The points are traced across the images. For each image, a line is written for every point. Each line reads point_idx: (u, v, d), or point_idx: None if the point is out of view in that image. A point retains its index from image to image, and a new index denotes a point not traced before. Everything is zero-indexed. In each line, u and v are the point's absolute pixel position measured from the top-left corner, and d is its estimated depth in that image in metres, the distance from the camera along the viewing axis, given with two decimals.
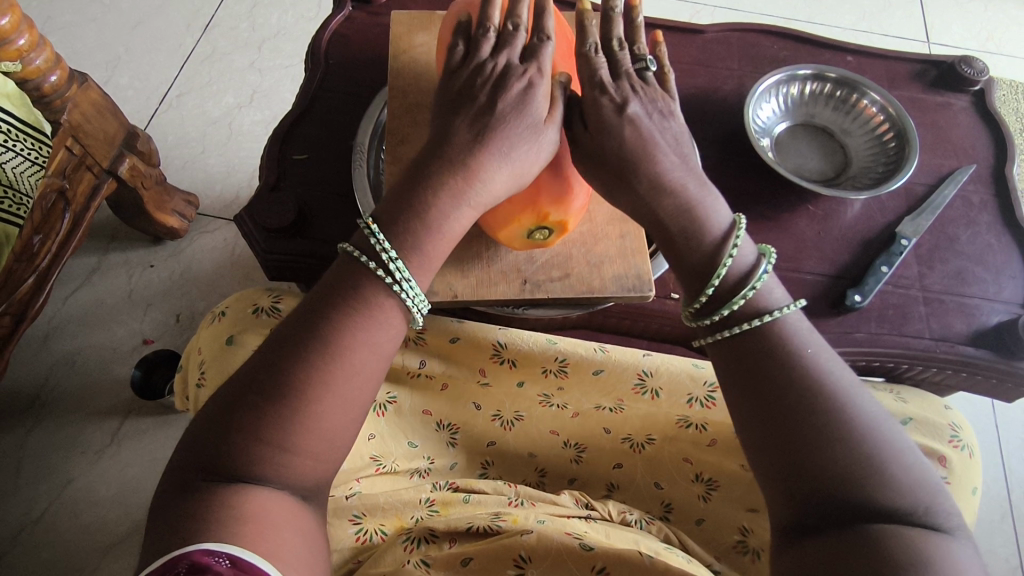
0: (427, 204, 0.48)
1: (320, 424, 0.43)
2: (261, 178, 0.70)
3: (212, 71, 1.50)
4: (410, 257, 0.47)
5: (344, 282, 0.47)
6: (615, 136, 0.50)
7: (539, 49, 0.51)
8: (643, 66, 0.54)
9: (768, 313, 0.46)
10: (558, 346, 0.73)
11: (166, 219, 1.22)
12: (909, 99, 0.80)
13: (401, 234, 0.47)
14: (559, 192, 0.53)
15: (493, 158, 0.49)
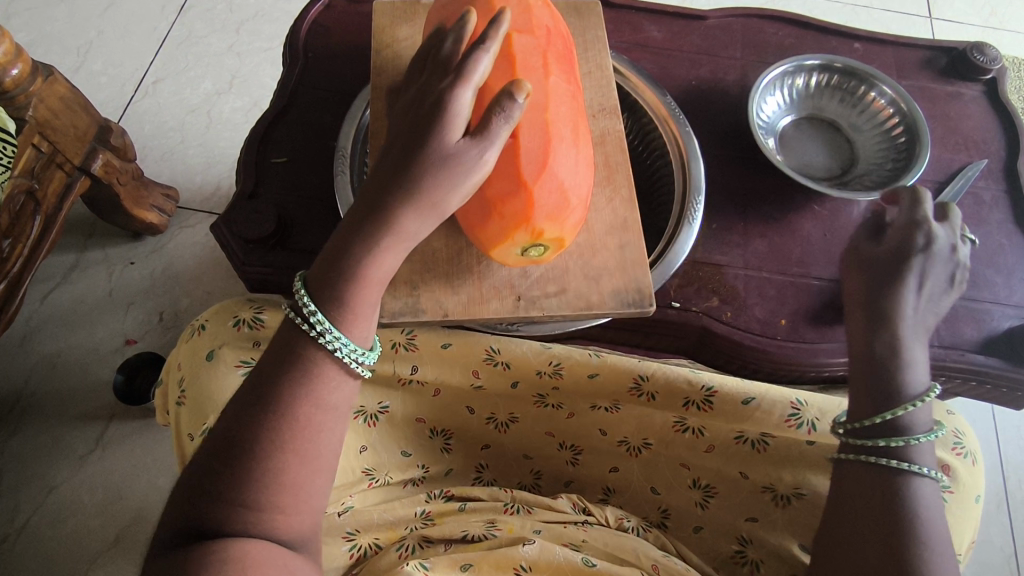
0: (347, 252, 0.45)
1: (293, 478, 0.43)
2: (239, 183, 0.66)
3: (188, 55, 1.44)
4: (328, 305, 0.45)
5: (286, 341, 0.46)
6: (438, 171, 0.45)
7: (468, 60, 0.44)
8: None
9: (915, 439, 0.53)
10: (553, 349, 0.66)
11: (145, 215, 1.18)
12: (918, 88, 0.76)
13: (329, 285, 0.45)
14: (556, 207, 0.50)
15: (414, 199, 0.45)
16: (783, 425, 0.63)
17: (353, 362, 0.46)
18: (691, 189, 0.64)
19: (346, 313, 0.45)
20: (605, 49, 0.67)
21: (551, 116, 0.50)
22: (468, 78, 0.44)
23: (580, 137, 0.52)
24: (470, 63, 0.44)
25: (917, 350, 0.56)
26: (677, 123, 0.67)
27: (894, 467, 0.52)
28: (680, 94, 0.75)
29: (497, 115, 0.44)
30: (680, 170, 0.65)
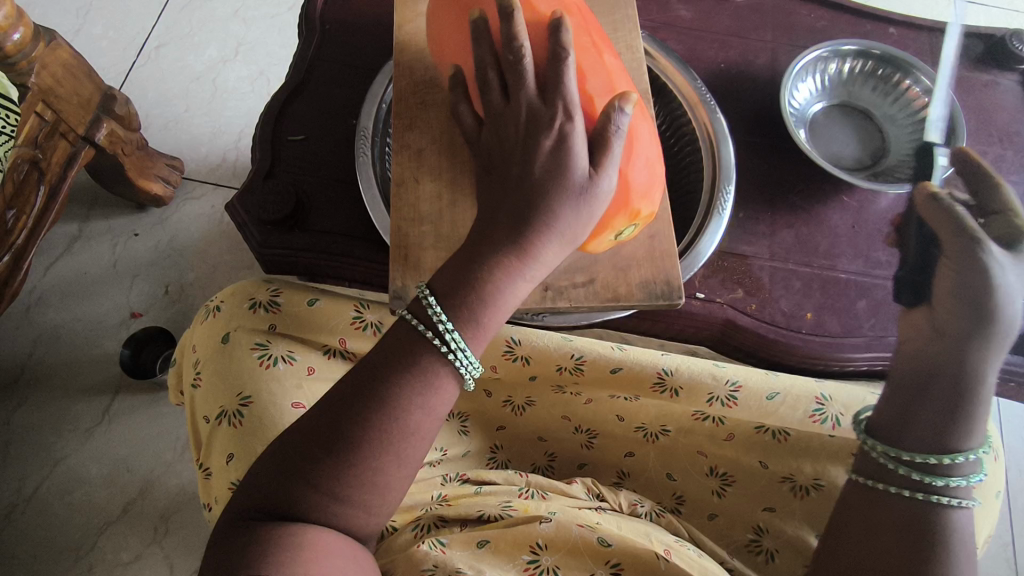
0: (479, 271, 0.45)
1: (381, 476, 0.43)
2: (255, 160, 0.64)
3: (193, 19, 1.39)
4: (465, 325, 0.45)
5: (400, 344, 0.45)
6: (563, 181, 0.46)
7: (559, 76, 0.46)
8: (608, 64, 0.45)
9: (961, 481, 0.50)
10: (574, 342, 0.66)
11: (149, 186, 1.16)
12: (953, 77, 0.74)
13: (456, 304, 0.45)
14: (645, 185, 0.51)
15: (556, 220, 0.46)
16: (807, 420, 0.62)
17: (467, 376, 0.46)
18: (721, 176, 0.63)
19: (475, 330, 0.45)
20: (635, 28, 0.64)
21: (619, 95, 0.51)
22: (568, 92, 0.46)
23: (642, 111, 0.54)
24: (561, 79, 0.46)
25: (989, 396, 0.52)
26: (709, 107, 0.65)
27: (939, 505, 0.49)
28: (708, 77, 0.73)
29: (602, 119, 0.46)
30: (709, 156, 0.64)
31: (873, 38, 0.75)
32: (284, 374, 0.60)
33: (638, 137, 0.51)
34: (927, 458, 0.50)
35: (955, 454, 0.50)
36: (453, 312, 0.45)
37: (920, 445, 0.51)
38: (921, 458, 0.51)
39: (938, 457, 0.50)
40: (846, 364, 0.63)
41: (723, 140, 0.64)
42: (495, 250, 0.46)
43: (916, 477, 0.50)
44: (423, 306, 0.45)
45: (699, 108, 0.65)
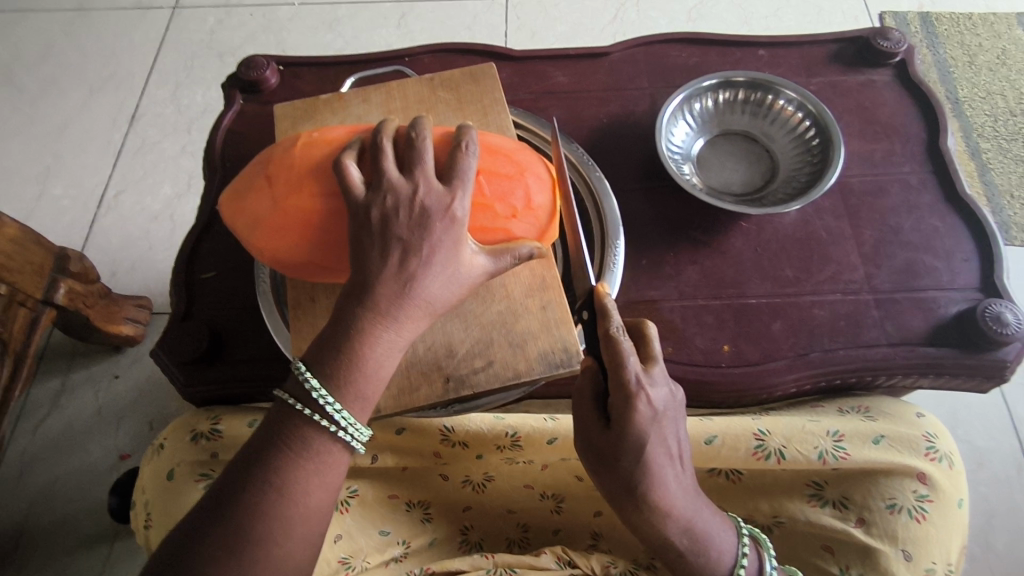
0: (354, 334, 0.47)
1: (278, 561, 0.46)
2: (173, 304, 0.67)
3: (145, 162, 1.43)
4: (345, 394, 0.48)
5: (281, 423, 0.49)
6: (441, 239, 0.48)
7: (413, 154, 0.49)
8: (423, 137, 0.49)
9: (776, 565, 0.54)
10: (507, 419, 0.66)
11: (119, 328, 1.19)
12: (829, 84, 0.76)
13: (329, 367, 0.47)
14: (544, 210, 0.55)
15: (452, 266, 0.48)
16: (750, 459, 0.60)
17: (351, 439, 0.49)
18: (610, 232, 0.64)
19: (366, 405, 0.49)
20: (504, 110, 0.67)
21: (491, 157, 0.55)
22: (420, 163, 0.48)
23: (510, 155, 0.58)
24: (417, 155, 0.48)
25: (700, 521, 0.51)
26: (587, 169, 0.67)
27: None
28: (593, 133, 0.75)
29: (462, 170, 0.49)
30: (596, 216, 0.65)
31: (745, 65, 0.78)
32: None
33: (527, 164, 0.56)
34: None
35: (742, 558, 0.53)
36: (331, 380, 0.48)
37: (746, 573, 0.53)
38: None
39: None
40: (774, 390, 0.62)
41: (604, 199, 0.66)
42: (398, 302, 0.47)
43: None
44: (303, 382, 0.48)
45: (578, 171, 0.67)
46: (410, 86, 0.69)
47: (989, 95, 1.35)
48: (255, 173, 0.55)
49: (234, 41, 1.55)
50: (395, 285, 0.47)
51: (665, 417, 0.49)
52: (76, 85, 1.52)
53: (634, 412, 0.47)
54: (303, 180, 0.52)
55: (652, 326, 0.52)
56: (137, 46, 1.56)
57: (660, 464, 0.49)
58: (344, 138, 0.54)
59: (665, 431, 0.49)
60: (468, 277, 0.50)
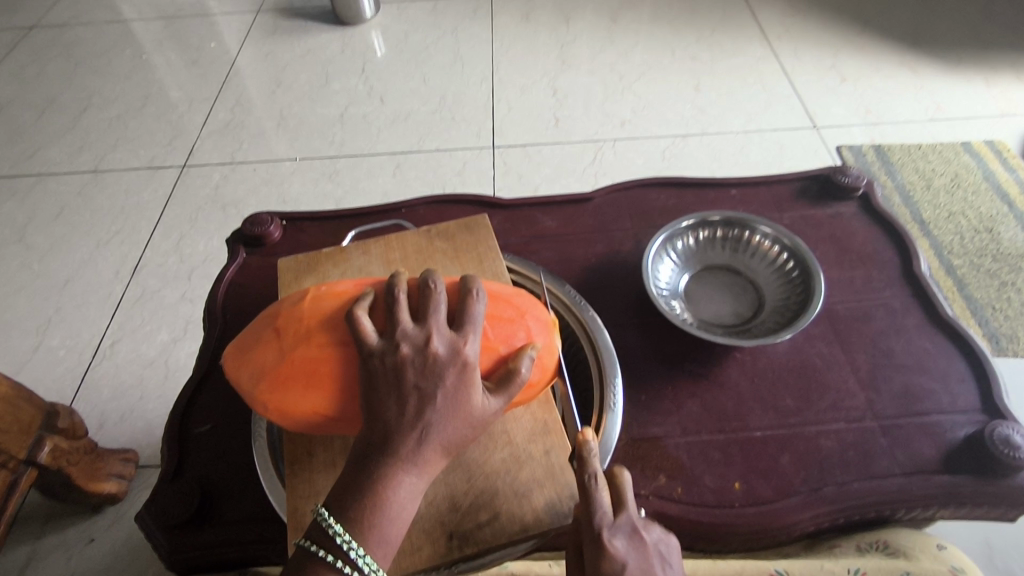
0: (374, 479, 0.46)
1: None
2: (163, 462, 0.65)
3: (145, 311, 1.45)
4: (371, 542, 0.45)
5: (301, 572, 0.45)
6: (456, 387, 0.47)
7: (428, 305, 0.49)
8: (436, 288, 0.50)
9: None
10: (511, 568, 0.63)
11: (101, 486, 1.12)
12: (801, 218, 0.81)
13: (353, 512, 0.45)
14: (548, 352, 0.56)
15: (466, 414, 0.47)
16: None
17: None
18: (608, 371, 0.65)
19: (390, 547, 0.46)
20: (498, 256, 0.70)
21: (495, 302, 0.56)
22: (435, 313, 0.49)
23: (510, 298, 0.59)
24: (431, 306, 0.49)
25: None
26: (578, 308, 0.69)
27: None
28: (583, 273, 0.78)
29: (474, 319, 0.50)
30: (592, 354, 0.66)
31: (719, 204, 0.83)
32: None
33: (527, 308, 0.57)
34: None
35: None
36: (355, 524, 0.45)
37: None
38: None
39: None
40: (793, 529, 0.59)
41: (597, 334, 0.67)
42: (416, 449, 0.46)
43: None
44: (324, 527, 0.46)
45: (570, 311, 0.69)
46: (408, 237, 0.73)
47: (951, 215, 1.43)
48: (260, 326, 0.55)
49: (239, 195, 1.65)
50: (410, 433, 0.46)
51: (647, 557, 0.47)
52: (84, 241, 1.58)
53: (610, 562, 0.46)
54: (311, 332, 0.52)
55: (626, 471, 0.50)
56: (146, 203, 1.65)
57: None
58: (351, 292, 0.55)
59: (650, 573, 0.47)
60: (480, 423, 0.48)
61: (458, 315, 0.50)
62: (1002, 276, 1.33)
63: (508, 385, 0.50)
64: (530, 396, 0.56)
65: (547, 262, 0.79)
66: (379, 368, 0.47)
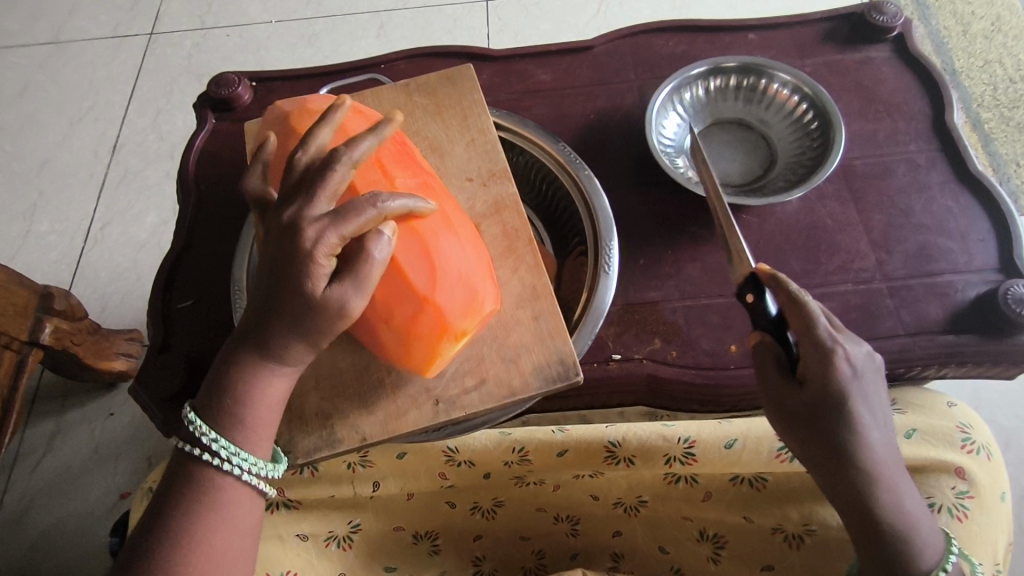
0: (231, 366, 0.45)
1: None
2: (150, 336, 0.64)
3: (130, 191, 1.40)
4: (231, 430, 0.45)
5: (181, 470, 0.46)
6: (299, 285, 0.41)
7: (324, 174, 0.42)
8: (345, 164, 0.42)
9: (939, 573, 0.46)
10: (513, 434, 0.61)
11: (110, 364, 1.13)
12: (823, 65, 0.72)
13: (211, 395, 0.46)
14: (461, 284, 0.46)
15: (306, 313, 0.42)
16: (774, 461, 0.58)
17: (244, 469, 0.46)
18: (603, 232, 0.61)
19: (245, 432, 0.46)
20: (484, 111, 0.64)
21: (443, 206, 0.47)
22: (326, 184, 0.42)
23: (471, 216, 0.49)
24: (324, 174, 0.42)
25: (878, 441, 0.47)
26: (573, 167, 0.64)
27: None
28: (580, 132, 0.71)
29: (351, 213, 0.41)
30: (587, 215, 0.62)
31: (734, 49, 0.74)
32: None
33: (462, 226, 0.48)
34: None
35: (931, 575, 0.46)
36: (212, 410, 0.45)
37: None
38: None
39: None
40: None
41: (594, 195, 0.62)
42: (269, 337, 0.44)
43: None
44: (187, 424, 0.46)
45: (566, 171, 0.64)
46: (384, 93, 0.66)
47: (987, 64, 1.31)
48: (274, 125, 0.52)
49: (213, 64, 1.53)
50: (263, 320, 0.44)
51: (863, 389, 0.47)
52: (56, 119, 1.49)
53: (810, 317, 0.47)
54: (296, 151, 0.49)
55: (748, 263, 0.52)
56: (115, 76, 1.54)
57: (864, 422, 0.46)
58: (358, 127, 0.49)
59: (864, 402, 0.47)
60: (324, 319, 0.43)
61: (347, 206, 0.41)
62: None
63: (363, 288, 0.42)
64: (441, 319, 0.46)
65: (541, 120, 0.72)
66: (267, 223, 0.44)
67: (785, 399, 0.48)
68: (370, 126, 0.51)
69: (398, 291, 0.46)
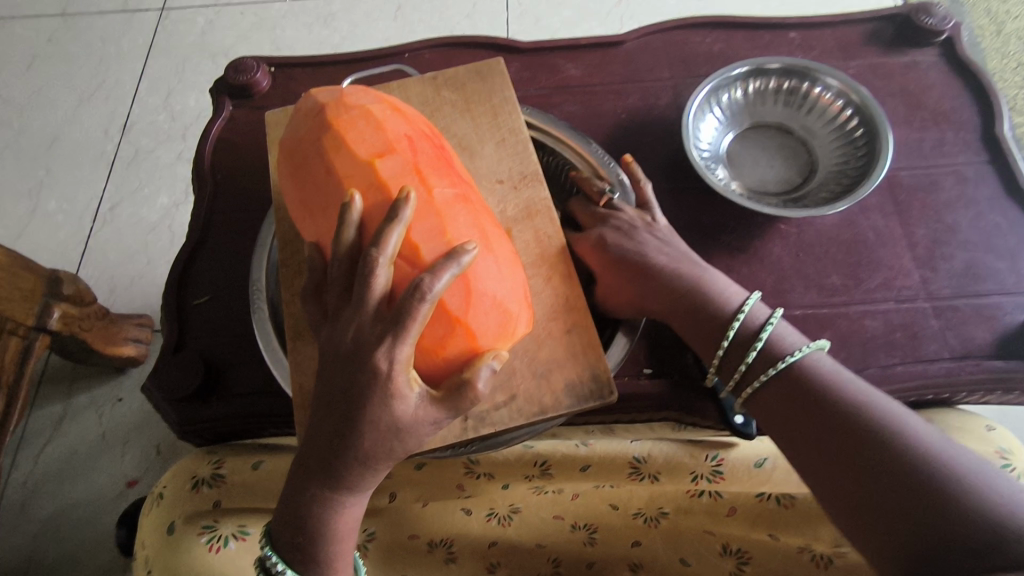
0: (308, 502, 0.42)
1: None
2: (164, 334, 0.62)
3: (140, 172, 1.37)
4: (308, 566, 0.44)
5: None
6: (371, 396, 0.39)
7: (366, 277, 0.39)
8: (379, 259, 0.39)
9: (767, 330, 0.49)
10: (536, 448, 0.65)
11: (119, 350, 1.11)
12: (869, 68, 0.69)
13: (287, 533, 0.43)
14: (497, 320, 0.43)
15: (385, 429, 0.40)
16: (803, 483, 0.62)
17: None
18: None
19: (323, 566, 0.44)
20: (515, 110, 0.61)
21: (473, 230, 0.44)
22: (370, 290, 0.39)
23: (503, 242, 0.46)
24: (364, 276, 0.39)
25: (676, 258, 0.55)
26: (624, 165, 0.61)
27: (779, 371, 0.47)
28: (611, 132, 0.69)
29: (406, 314, 0.38)
30: None
31: (776, 49, 0.71)
32: (239, 555, 0.55)
33: (494, 249, 0.44)
34: (730, 344, 0.50)
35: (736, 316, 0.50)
36: (294, 548, 0.43)
37: (727, 356, 0.50)
38: (732, 352, 0.50)
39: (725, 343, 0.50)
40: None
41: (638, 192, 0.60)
42: (345, 462, 0.41)
43: (755, 387, 0.48)
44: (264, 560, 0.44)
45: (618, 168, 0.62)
46: (411, 86, 0.63)
47: (1022, 66, 1.27)
48: (306, 123, 0.48)
49: (226, 43, 1.49)
50: (334, 441, 0.41)
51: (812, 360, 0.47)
52: (65, 95, 1.46)
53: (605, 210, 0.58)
54: (330, 158, 0.46)
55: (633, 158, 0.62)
56: (125, 53, 1.50)
57: (649, 246, 0.55)
58: (389, 134, 0.46)
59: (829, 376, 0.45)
60: (411, 428, 0.41)
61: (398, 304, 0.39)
62: None
63: (452, 392, 0.41)
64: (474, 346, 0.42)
65: (572, 118, 0.70)
66: (328, 337, 0.42)
67: (756, 396, 0.48)
68: (410, 131, 0.47)
69: (436, 320, 0.42)
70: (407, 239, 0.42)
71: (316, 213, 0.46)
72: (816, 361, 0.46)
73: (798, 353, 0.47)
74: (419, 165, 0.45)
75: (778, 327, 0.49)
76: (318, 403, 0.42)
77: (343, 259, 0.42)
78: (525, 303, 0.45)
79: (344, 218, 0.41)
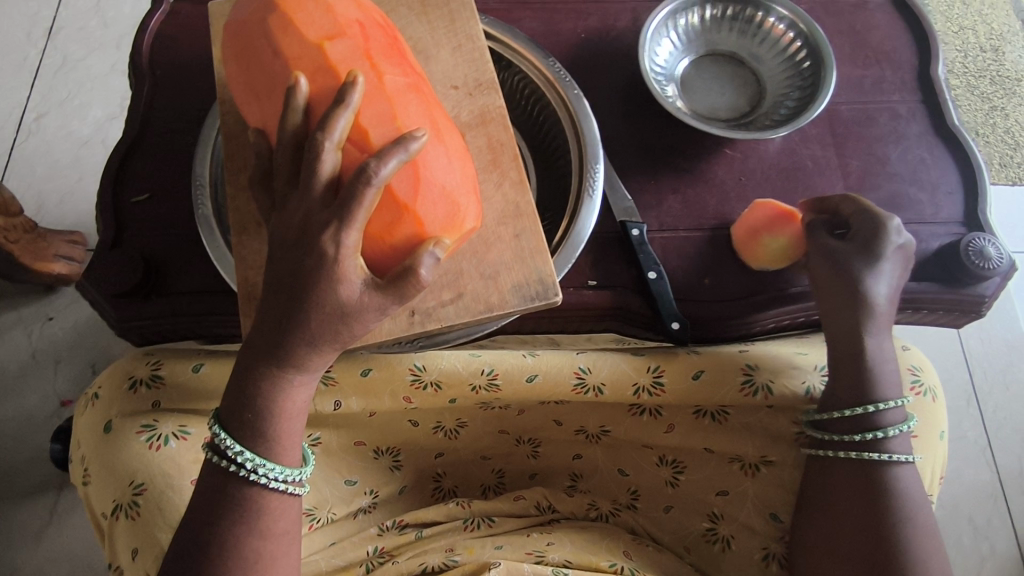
0: (255, 378, 0.43)
1: None
2: (100, 231, 0.60)
3: (69, 81, 1.28)
4: (255, 442, 0.44)
5: (212, 485, 0.45)
6: (319, 276, 0.40)
7: (311, 161, 0.39)
8: (320, 142, 0.39)
9: (895, 430, 0.54)
10: (483, 356, 0.61)
11: (50, 267, 1.05)
12: (821, 4, 0.71)
13: (235, 411, 0.44)
14: (445, 212, 0.43)
15: (332, 309, 0.41)
16: (738, 395, 0.60)
17: (279, 482, 0.45)
18: (589, 156, 0.59)
19: (271, 441, 0.44)
20: (473, 15, 0.60)
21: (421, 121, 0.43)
22: (316, 172, 0.39)
23: (452, 135, 0.45)
24: (310, 157, 0.39)
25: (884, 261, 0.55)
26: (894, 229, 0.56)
27: (863, 460, 0.54)
28: (570, 51, 0.68)
29: (351, 195, 0.38)
30: (574, 136, 0.60)
31: None
32: (178, 454, 0.55)
33: (446, 142, 0.44)
34: (848, 416, 0.54)
35: (886, 403, 0.54)
36: (242, 426, 0.44)
37: (840, 422, 0.55)
38: (848, 422, 0.55)
39: (858, 411, 0.54)
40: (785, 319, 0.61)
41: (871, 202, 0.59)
42: (292, 340, 0.42)
43: (845, 457, 0.54)
44: (218, 443, 0.44)
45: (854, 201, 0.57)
46: None
47: (961, 30, 1.32)
48: (251, 2, 0.46)
49: None
50: (281, 316, 0.41)
51: (903, 476, 0.53)
52: None
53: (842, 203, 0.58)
54: (278, 38, 0.44)
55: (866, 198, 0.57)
56: None
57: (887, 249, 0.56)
58: (337, 17, 0.44)
59: (909, 492, 0.53)
60: (356, 311, 0.41)
61: (347, 187, 0.38)
62: (994, 100, 1.27)
63: (398, 280, 0.41)
64: (422, 235, 0.43)
65: (530, 34, 0.69)
66: (276, 219, 0.42)
67: (835, 429, 0.55)
68: (361, 15, 0.46)
69: (385, 208, 0.42)
70: (356, 123, 0.41)
71: (261, 97, 0.45)
72: (902, 444, 0.54)
73: (899, 460, 0.53)
74: (370, 51, 0.44)
75: (903, 432, 0.54)
76: (269, 283, 0.42)
77: (289, 144, 0.41)
78: (476, 195, 0.46)
79: (289, 100, 0.40)
